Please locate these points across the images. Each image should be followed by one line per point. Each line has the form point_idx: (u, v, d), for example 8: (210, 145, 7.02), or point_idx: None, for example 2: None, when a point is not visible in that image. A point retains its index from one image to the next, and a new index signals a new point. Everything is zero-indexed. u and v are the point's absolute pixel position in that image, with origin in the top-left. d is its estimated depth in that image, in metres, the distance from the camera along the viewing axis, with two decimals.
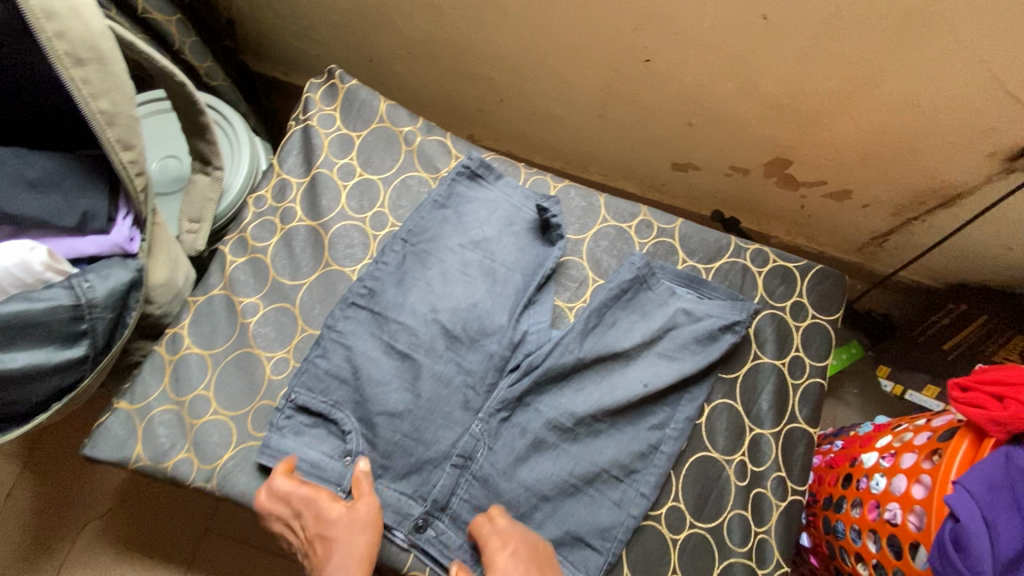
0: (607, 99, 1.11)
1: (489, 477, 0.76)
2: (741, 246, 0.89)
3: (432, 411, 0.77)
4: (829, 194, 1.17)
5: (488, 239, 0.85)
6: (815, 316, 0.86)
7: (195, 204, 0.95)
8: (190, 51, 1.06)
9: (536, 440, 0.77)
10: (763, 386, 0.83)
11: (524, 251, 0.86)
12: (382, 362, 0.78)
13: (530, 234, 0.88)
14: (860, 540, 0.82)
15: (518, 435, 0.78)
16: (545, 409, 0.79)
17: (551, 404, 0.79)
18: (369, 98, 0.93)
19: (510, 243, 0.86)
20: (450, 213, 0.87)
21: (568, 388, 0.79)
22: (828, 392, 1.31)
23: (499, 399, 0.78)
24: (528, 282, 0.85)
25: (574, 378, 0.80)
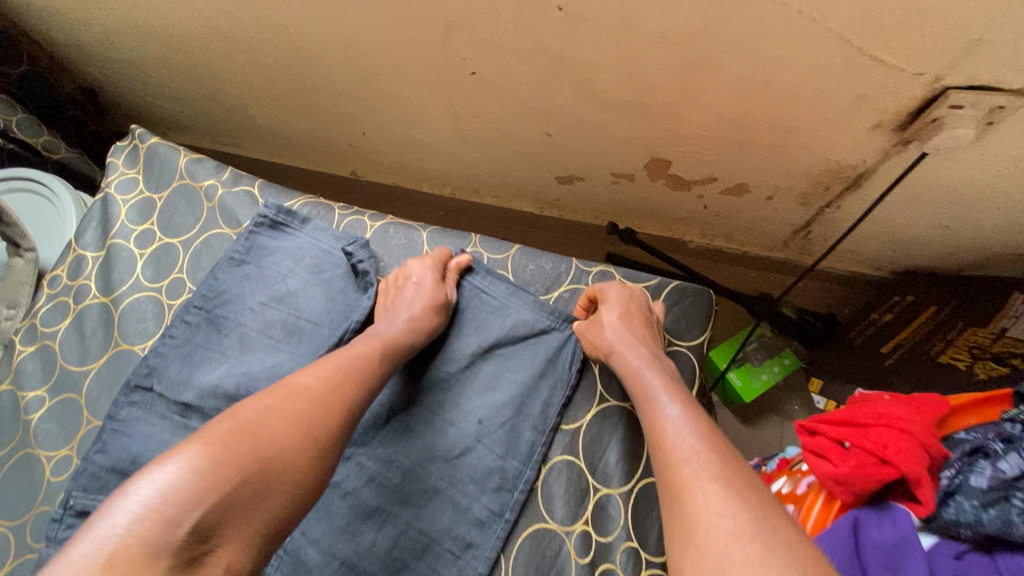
0: (458, 117, 1.02)
1: (299, 554, 0.65)
2: (582, 270, 0.78)
3: None
4: (726, 189, 1.03)
5: (292, 291, 0.77)
6: (671, 343, 0.73)
7: (10, 288, 0.90)
8: (20, 128, 1.03)
9: (358, 503, 0.67)
10: (610, 435, 0.69)
11: (335, 298, 0.77)
12: (167, 445, 0.69)
13: (342, 280, 0.79)
14: None
15: (338, 497, 0.67)
16: (367, 464, 0.68)
17: (375, 458, 0.68)
18: (168, 154, 0.86)
19: (322, 291, 0.78)
20: (250, 269, 0.79)
21: (396, 438, 0.69)
22: (772, 409, 1.15)
23: None
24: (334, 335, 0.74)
25: (402, 425, 0.70)
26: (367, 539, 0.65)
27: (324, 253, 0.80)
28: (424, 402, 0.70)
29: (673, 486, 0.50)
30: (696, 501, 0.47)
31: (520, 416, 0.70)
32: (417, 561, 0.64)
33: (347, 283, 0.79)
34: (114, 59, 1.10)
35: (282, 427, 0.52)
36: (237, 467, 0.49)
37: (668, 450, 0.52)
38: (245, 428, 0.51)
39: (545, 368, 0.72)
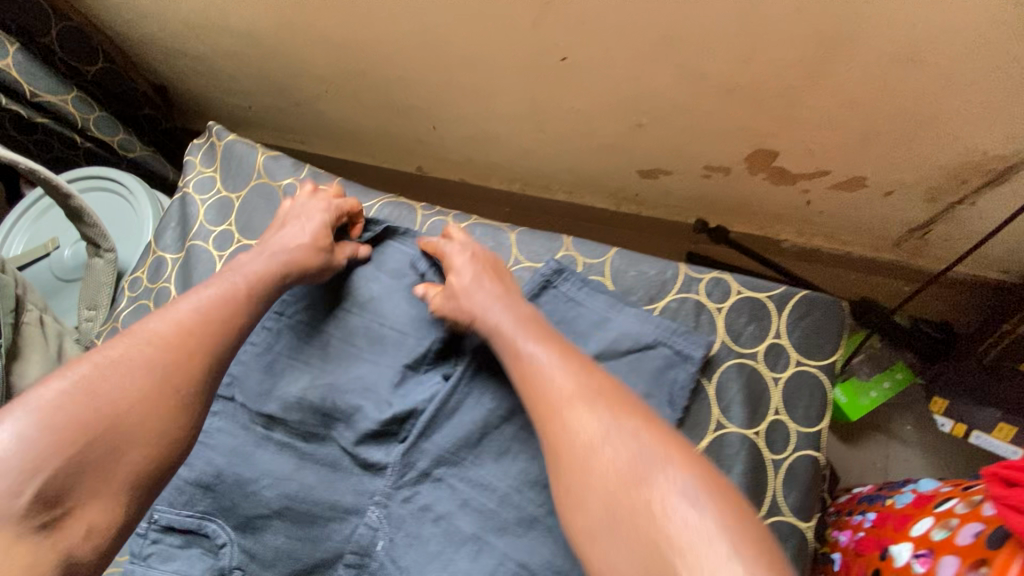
0: (539, 109, 0.95)
1: None
2: (694, 276, 0.69)
3: (315, 510, 0.63)
4: (837, 184, 0.92)
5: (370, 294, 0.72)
6: (799, 363, 0.65)
7: (90, 289, 0.89)
8: (98, 127, 1.03)
9: (450, 526, 0.61)
10: (731, 467, 0.62)
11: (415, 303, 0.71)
12: (253, 456, 0.66)
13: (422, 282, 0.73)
14: None
15: (429, 520, 0.62)
16: (459, 485, 0.63)
17: (466, 479, 0.63)
18: (246, 153, 0.83)
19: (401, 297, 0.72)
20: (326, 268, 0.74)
21: (486, 458, 0.64)
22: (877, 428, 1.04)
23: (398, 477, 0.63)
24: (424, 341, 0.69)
25: (491, 441, 0.64)
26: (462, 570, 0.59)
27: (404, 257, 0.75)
28: (519, 420, 0.64)
29: (553, 437, 0.49)
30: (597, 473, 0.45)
31: None
32: None
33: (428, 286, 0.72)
34: (188, 54, 1.09)
35: (138, 379, 0.50)
36: (70, 406, 0.47)
37: (553, 411, 0.49)
38: (87, 366, 0.49)
39: (654, 383, 0.63)
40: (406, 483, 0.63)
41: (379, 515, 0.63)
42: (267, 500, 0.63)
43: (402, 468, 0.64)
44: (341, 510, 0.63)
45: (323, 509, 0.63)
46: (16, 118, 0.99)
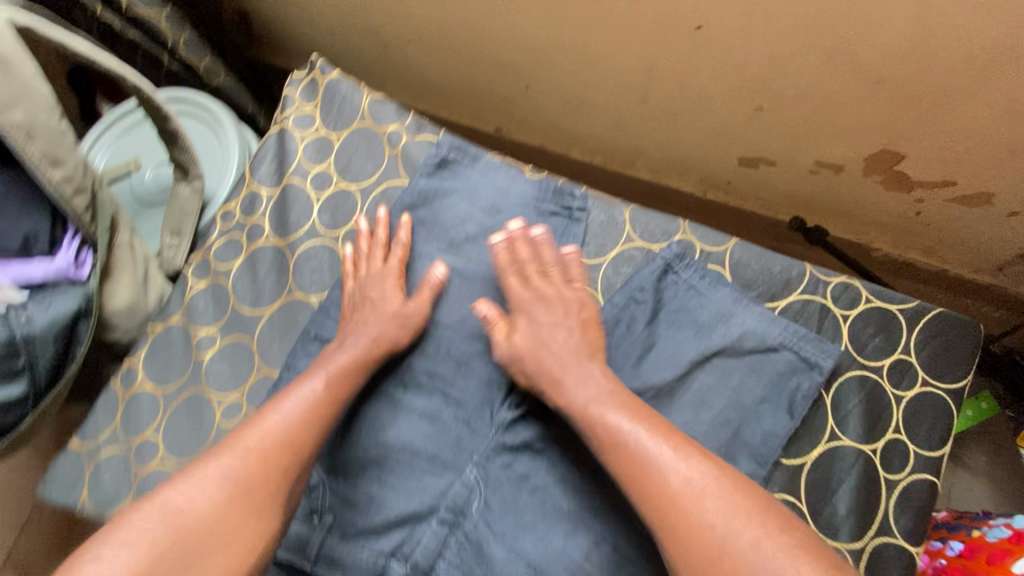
0: (650, 79, 0.90)
1: (482, 540, 0.60)
2: (821, 279, 0.65)
3: (413, 459, 0.64)
4: (958, 198, 0.87)
5: (469, 240, 0.71)
6: (925, 384, 0.61)
7: (175, 216, 0.87)
8: (187, 48, 0.99)
9: (547, 495, 0.61)
10: (840, 481, 0.60)
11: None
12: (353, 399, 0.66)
13: None
14: None
15: (525, 489, 0.62)
16: (558, 459, 0.62)
17: (564, 454, 0.63)
18: (350, 93, 0.79)
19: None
20: (424, 214, 0.73)
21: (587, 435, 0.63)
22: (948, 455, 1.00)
23: (495, 440, 0.64)
24: None
25: None
26: (556, 543, 0.59)
27: (520, 203, 0.72)
28: None
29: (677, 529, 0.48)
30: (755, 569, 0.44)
31: (739, 441, 0.60)
32: None
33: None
34: None
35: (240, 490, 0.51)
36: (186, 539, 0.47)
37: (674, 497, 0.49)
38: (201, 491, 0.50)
39: (777, 385, 0.61)
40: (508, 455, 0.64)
41: (476, 475, 0.63)
42: (365, 445, 0.64)
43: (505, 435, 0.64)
44: (438, 465, 0.64)
45: (423, 464, 0.64)
46: (107, 33, 0.96)
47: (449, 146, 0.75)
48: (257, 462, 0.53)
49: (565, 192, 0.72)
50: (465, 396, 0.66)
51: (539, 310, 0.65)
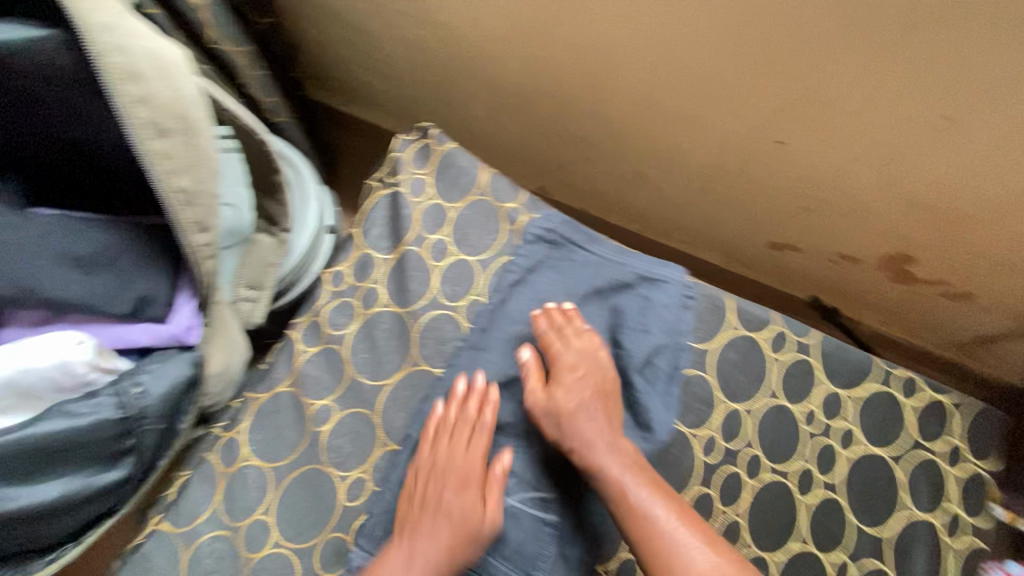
0: (715, 173, 1.00)
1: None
2: (889, 371, 0.77)
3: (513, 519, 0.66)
4: (946, 293, 1.06)
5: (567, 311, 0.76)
6: (974, 463, 0.74)
7: (255, 268, 0.82)
8: (257, 85, 0.94)
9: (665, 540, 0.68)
10: (916, 547, 0.71)
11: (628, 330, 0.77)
12: None
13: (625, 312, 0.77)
14: None
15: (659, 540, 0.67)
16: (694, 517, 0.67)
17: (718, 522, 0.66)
18: (468, 165, 0.81)
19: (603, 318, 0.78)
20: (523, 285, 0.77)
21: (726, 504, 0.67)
22: None
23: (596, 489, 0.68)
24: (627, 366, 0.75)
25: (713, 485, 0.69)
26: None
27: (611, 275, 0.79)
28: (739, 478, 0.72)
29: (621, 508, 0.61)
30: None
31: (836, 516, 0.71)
32: None
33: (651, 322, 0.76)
34: (353, 29, 1.05)
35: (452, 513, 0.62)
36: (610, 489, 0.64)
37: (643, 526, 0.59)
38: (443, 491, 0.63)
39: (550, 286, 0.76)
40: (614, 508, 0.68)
41: (569, 519, 0.67)
42: None
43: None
44: (538, 505, 0.67)
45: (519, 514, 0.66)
46: None
47: (557, 222, 0.80)
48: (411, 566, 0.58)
49: (660, 266, 0.79)
50: (561, 445, 0.70)
51: (569, 355, 0.70)
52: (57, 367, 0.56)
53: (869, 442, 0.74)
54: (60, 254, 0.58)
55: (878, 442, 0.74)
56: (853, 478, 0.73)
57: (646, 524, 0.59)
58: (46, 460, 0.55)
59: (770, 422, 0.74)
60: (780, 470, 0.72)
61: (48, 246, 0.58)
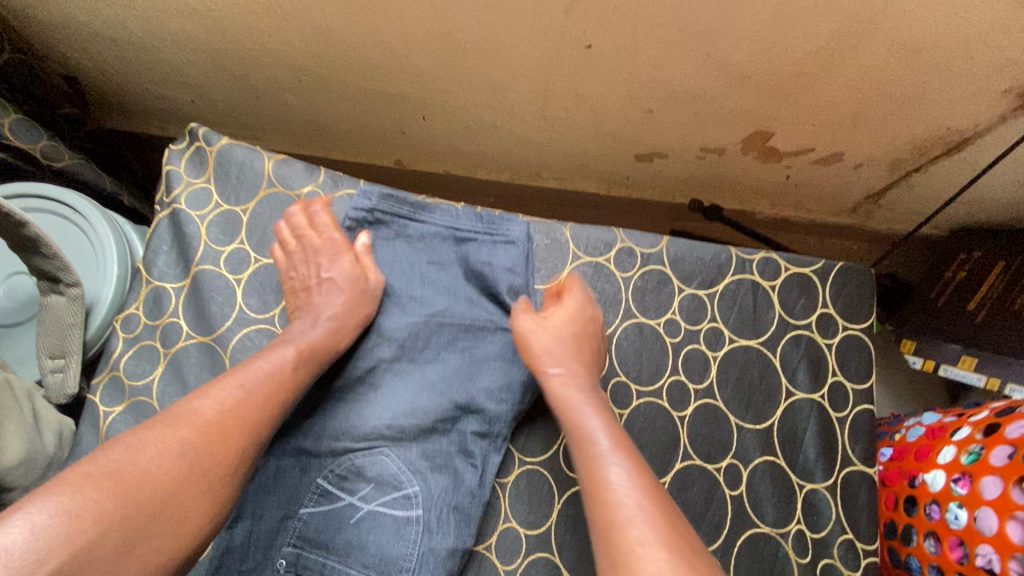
0: (547, 96, 0.93)
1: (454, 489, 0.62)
2: (746, 259, 0.72)
3: (375, 523, 0.59)
4: (817, 159, 1.01)
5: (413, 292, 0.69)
6: (846, 328, 0.71)
7: (52, 335, 0.72)
8: (14, 132, 0.84)
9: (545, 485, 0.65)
10: (804, 430, 0.67)
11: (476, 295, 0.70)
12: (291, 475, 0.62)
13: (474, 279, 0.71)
14: (916, 541, 0.74)
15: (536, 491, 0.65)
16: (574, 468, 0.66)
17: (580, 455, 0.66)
18: (248, 158, 0.72)
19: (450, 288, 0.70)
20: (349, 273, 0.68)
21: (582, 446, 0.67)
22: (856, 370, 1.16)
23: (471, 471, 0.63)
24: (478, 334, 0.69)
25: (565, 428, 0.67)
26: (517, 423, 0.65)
27: (446, 242, 0.72)
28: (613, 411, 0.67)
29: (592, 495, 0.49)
30: (633, 565, 0.43)
31: (716, 422, 0.67)
32: None
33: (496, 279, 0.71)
34: (117, 40, 0.92)
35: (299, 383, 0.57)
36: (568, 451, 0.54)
37: (601, 488, 0.49)
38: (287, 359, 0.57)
39: (400, 263, 0.71)
40: (478, 481, 0.63)
41: (437, 509, 0.60)
42: (313, 521, 0.60)
43: (465, 458, 0.64)
44: (402, 504, 0.60)
45: (383, 518, 0.59)
46: None
47: (374, 196, 0.71)
48: (259, 375, 0.54)
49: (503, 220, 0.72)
50: (420, 434, 0.63)
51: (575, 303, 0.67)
52: None
53: (738, 336, 0.70)
54: None
55: (747, 333, 0.70)
56: (726, 377, 0.69)
57: (611, 500, 0.48)
58: None
59: (633, 343, 0.70)
60: (650, 390, 0.68)
61: None
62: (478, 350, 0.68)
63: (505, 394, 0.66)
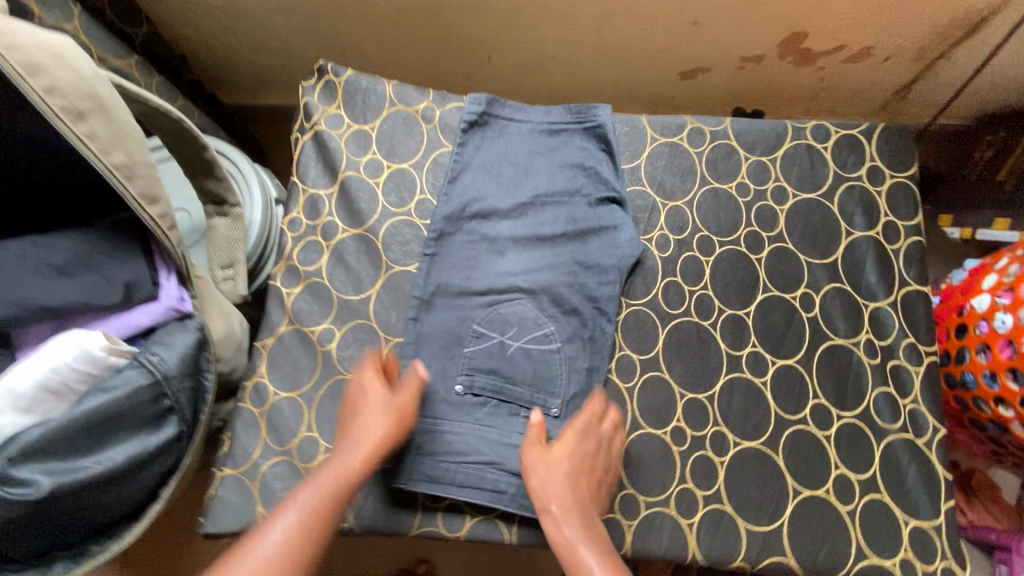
0: (604, 21, 1.05)
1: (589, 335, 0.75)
2: (800, 128, 0.84)
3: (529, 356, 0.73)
4: (848, 57, 1.12)
5: (526, 175, 0.82)
6: (894, 177, 0.83)
7: (224, 248, 0.87)
8: (159, 91, 0.98)
9: (655, 325, 0.77)
10: (865, 260, 0.80)
11: (573, 177, 0.81)
12: (447, 322, 0.76)
13: (573, 165, 0.82)
14: (967, 358, 0.85)
15: (649, 328, 0.77)
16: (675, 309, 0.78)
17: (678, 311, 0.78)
18: (371, 85, 0.86)
19: (552, 174, 0.82)
20: (471, 167, 0.82)
21: (681, 297, 0.79)
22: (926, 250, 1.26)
23: (594, 313, 0.76)
24: (580, 205, 0.80)
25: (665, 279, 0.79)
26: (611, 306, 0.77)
27: (544, 136, 0.84)
28: (701, 258, 0.80)
29: None
30: None
31: (788, 260, 0.80)
32: (753, 384, 0.75)
33: (590, 162, 0.82)
34: (224, 11, 1.06)
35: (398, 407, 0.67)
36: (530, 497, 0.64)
37: None
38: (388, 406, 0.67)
39: (510, 151, 0.83)
40: (603, 318, 0.76)
41: (568, 341, 0.75)
42: (478, 355, 0.73)
43: (592, 303, 0.76)
44: (543, 338, 0.74)
45: (535, 352, 0.74)
46: None
47: (482, 102, 0.84)
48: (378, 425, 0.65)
49: (587, 111, 0.83)
50: (545, 288, 0.76)
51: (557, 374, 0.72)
52: (79, 357, 0.62)
53: (800, 190, 0.82)
54: (41, 265, 0.65)
55: (807, 188, 0.82)
56: (794, 224, 0.81)
57: None
58: (100, 431, 0.60)
59: (710, 205, 0.82)
60: (729, 240, 0.81)
61: (28, 262, 0.65)
62: (579, 217, 0.79)
63: (613, 251, 0.78)
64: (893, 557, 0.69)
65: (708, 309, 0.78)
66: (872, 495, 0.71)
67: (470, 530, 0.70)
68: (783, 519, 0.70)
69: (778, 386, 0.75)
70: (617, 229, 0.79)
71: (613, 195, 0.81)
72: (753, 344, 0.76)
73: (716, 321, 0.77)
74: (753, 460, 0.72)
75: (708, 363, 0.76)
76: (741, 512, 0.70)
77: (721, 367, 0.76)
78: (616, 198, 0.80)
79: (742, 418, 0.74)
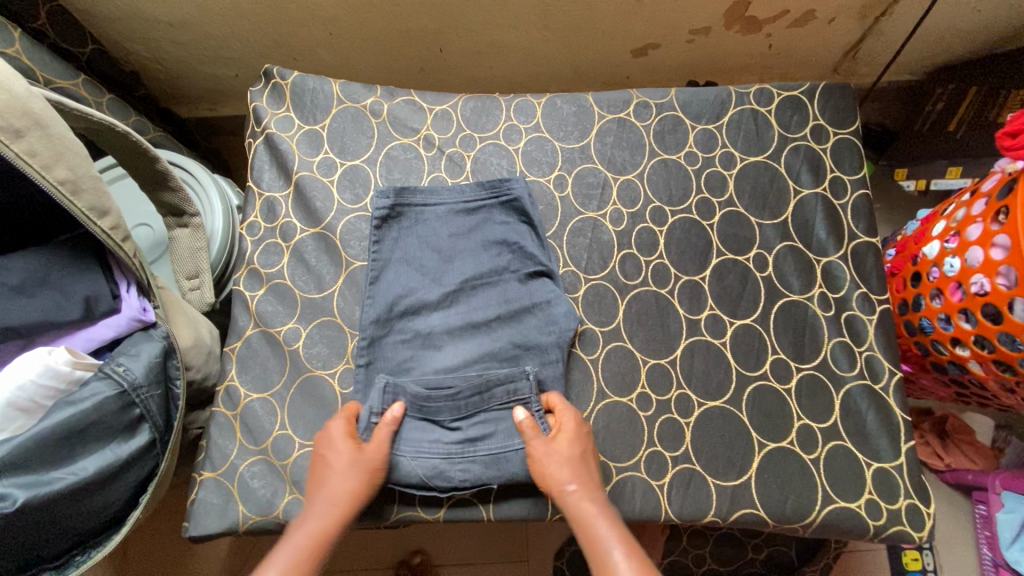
0: (549, 6, 1.06)
1: (535, 344, 0.74)
2: (743, 93, 0.86)
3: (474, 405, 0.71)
4: (792, 22, 1.13)
5: (457, 224, 0.80)
6: (837, 133, 0.84)
7: (187, 258, 0.87)
8: (109, 110, 0.98)
9: (615, 297, 0.79)
10: (814, 217, 0.82)
11: (507, 223, 0.81)
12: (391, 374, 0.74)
13: (504, 208, 0.81)
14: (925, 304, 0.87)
15: (609, 301, 0.79)
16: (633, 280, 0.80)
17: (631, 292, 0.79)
18: (318, 85, 0.87)
19: (486, 222, 0.81)
20: (401, 220, 0.80)
21: (638, 268, 0.80)
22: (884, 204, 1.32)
23: (543, 314, 0.76)
24: (519, 233, 0.80)
25: (622, 251, 0.81)
26: (559, 313, 0.76)
27: (461, 216, 0.81)
28: (655, 228, 0.82)
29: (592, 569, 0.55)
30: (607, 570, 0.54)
31: (739, 223, 0.82)
32: (714, 345, 0.77)
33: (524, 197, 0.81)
34: (170, 24, 1.06)
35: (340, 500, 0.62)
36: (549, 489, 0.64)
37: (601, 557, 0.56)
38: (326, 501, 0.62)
39: (437, 202, 0.81)
40: (553, 346, 0.75)
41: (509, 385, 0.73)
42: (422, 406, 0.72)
43: (542, 301, 0.77)
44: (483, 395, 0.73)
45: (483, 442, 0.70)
46: None
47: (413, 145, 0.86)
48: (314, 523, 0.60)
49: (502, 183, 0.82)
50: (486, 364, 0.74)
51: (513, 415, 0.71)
52: (43, 373, 0.63)
53: (747, 155, 0.84)
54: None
55: (754, 152, 0.84)
56: (743, 187, 0.83)
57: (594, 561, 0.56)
58: (70, 442, 0.61)
59: (661, 175, 0.84)
60: (681, 209, 0.82)
61: None
62: (512, 297, 0.77)
63: (549, 327, 0.76)
64: (858, 499, 0.71)
65: (665, 277, 0.80)
66: (835, 443, 0.73)
67: (449, 511, 0.72)
68: (750, 473, 0.72)
69: (739, 345, 0.77)
70: (550, 304, 0.77)
71: (542, 268, 0.78)
72: (711, 308, 0.78)
73: (673, 288, 0.79)
74: (718, 418, 0.74)
75: (668, 330, 0.78)
76: (710, 469, 0.72)
77: (681, 333, 0.77)
78: (546, 271, 0.78)
79: (705, 378, 0.76)
